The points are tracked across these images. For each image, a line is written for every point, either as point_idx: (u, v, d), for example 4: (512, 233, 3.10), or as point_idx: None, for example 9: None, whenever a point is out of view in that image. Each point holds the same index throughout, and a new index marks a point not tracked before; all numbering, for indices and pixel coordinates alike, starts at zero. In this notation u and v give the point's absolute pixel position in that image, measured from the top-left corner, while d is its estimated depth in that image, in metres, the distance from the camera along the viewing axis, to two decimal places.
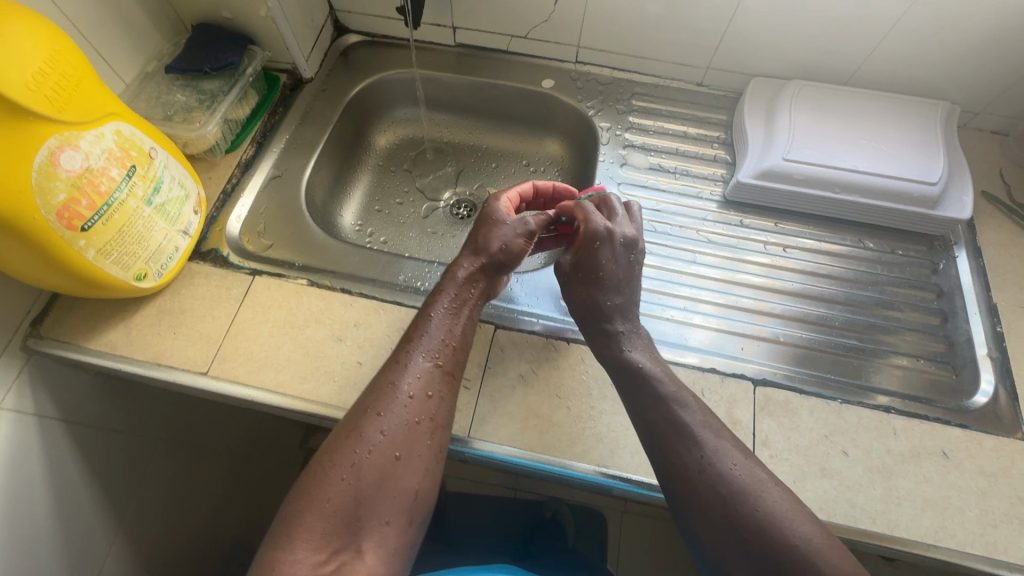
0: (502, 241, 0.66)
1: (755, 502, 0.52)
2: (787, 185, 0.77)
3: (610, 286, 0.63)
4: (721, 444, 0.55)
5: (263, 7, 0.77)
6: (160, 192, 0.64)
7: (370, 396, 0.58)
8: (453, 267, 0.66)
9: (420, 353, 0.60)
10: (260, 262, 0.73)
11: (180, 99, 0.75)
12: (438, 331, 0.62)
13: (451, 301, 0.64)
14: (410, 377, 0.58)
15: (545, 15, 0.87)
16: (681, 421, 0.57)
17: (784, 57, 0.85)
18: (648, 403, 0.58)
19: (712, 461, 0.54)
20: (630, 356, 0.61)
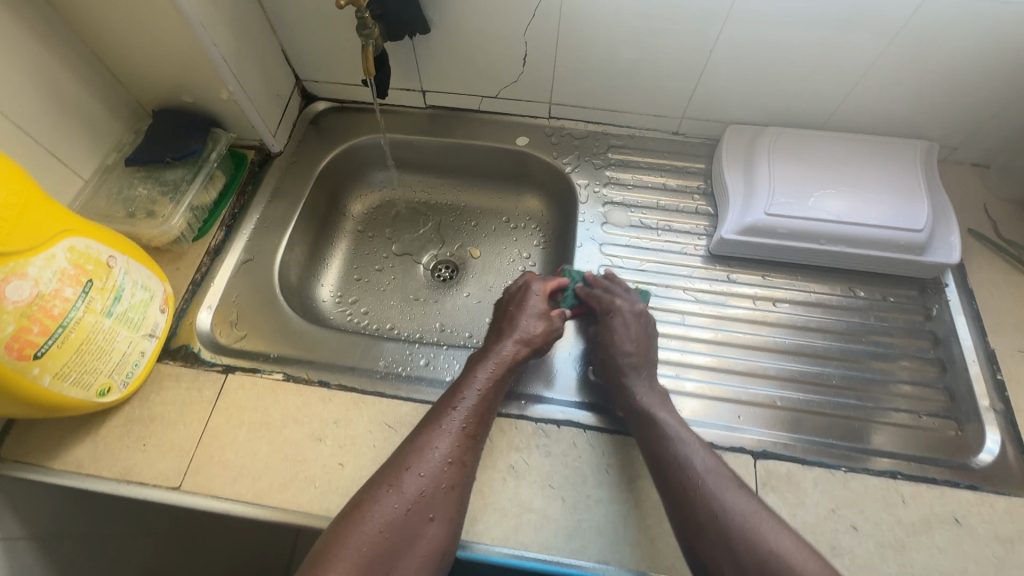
0: (530, 331, 0.70)
1: (755, 540, 0.52)
2: (772, 239, 0.75)
3: (637, 349, 0.68)
4: (723, 480, 0.56)
5: (225, 91, 0.75)
6: (122, 300, 0.61)
7: (407, 453, 0.58)
8: (495, 347, 0.68)
9: (460, 416, 0.60)
10: (234, 357, 0.70)
11: (142, 193, 0.72)
12: (476, 398, 0.62)
13: (492, 375, 0.65)
14: (448, 440, 0.59)
15: (514, 75, 0.86)
16: (685, 459, 0.58)
17: (758, 105, 0.84)
18: (660, 439, 0.60)
19: (713, 498, 0.55)
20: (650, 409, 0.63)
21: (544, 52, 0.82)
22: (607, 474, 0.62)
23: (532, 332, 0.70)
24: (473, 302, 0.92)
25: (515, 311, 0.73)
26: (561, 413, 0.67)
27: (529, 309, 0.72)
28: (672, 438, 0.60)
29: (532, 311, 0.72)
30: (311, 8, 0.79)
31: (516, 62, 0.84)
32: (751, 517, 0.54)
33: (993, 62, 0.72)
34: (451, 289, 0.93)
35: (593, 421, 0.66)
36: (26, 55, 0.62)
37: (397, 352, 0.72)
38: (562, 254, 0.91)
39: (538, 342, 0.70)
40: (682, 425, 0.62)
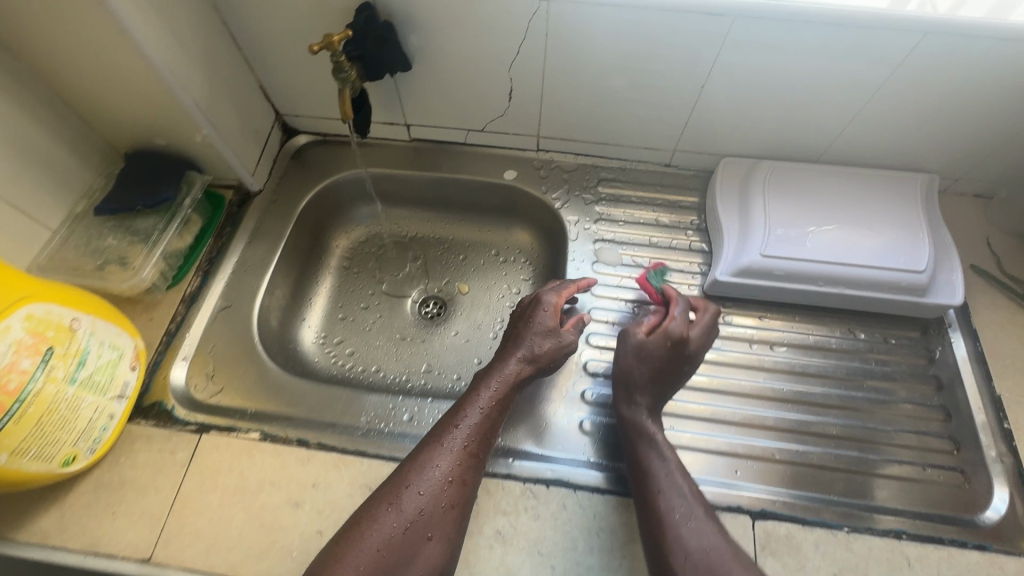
0: (539, 346, 0.68)
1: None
2: (768, 282, 0.73)
3: (657, 371, 0.66)
4: (713, 529, 0.55)
5: (198, 134, 0.72)
6: (86, 363, 0.58)
7: (409, 468, 0.57)
8: (500, 364, 0.66)
9: (460, 435, 0.60)
10: (209, 413, 0.68)
11: (113, 243, 0.70)
12: (478, 416, 0.61)
13: (495, 394, 0.63)
14: (450, 458, 0.58)
15: (501, 109, 0.83)
16: (675, 503, 0.56)
17: (752, 138, 0.81)
18: (653, 479, 0.58)
19: (702, 547, 0.53)
20: (643, 423, 0.63)
21: (530, 88, 0.78)
22: (598, 538, 0.59)
23: (539, 349, 0.67)
24: (462, 341, 0.89)
25: (524, 323, 0.70)
26: (551, 470, 0.64)
27: (543, 317, 0.70)
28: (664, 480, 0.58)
29: (540, 325, 0.69)
30: (287, 45, 0.76)
31: (501, 98, 0.81)
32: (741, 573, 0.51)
33: (997, 97, 0.69)
34: (439, 327, 0.90)
35: (587, 476, 0.64)
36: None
37: (380, 405, 0.69)
38: None
39: (544, 359, 0.67)
40: (677, 465, 0.60)
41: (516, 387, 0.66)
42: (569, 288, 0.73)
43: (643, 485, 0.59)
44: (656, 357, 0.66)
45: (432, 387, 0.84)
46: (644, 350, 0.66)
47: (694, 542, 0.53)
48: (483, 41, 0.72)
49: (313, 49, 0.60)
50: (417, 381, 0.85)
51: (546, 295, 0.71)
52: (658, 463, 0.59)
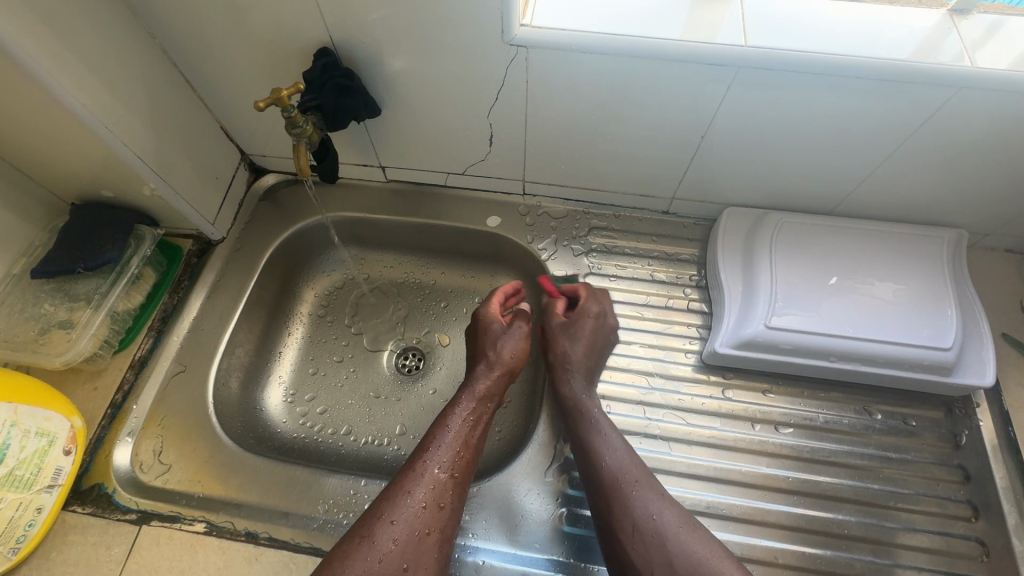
0: (505, 352, 0.69)
1: (692, 558, 0.52)
2: (774, 355, 0.65)
3: (584, 344, 0.68)
4: (659, 497, 0.56)
5: (145, 186, 0.66)
6: (7, 459, 0.52)
7: (380, 503, 0.55)
8: (470, 382, 0.67)
9: (433, 460, 0.58)
10: (151, 496, 0.62)
11: (51, 309, 0.64)
12: (454, 438, 0.61)
13: (468, 412, 0.63)
14: (423, 486, 0.56)
15: (482, 155, 0.75)
16: (622, 474, 0.58)
17: (758, 189, 0.73)
18: (601, 461, 0.59)
19: (649, 514, 0.55)
20: (584, 403, 0.64)
21: (511, 136, 0.71)
22: None
23: (504, 358, 0.69)
24: (441, 401, 0.82)
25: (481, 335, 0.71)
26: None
27: (490, 327, 0.71)
28: (609, 453, 0.60)
29: (500, 337, 0.70)
30: (245, 87, 0.69)
31: (481, 144, 0.73)
32: (687, 536, 0.54)
33: None
34: (417, 383, 0.83)
35: None
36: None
37: (340, 488, 0.63)
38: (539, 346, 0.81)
39: (513, 364, 0.69)
40: (622, 438, 0.62)
41: (491, 400, 0.66)
42: (496, 294, 0.75)
43: (589, 459, 0.60)
44: (584, 334, 0.68)
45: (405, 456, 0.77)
46: (559, 327, 0.70)
47: (642, 511, 0.55)
48: (456, 87, 0.64)
49: (257, 105, 0.53)
50: (390, 447, 0.78)
51: (487, 307, 0.73)
52: (603, 440, 0.61)
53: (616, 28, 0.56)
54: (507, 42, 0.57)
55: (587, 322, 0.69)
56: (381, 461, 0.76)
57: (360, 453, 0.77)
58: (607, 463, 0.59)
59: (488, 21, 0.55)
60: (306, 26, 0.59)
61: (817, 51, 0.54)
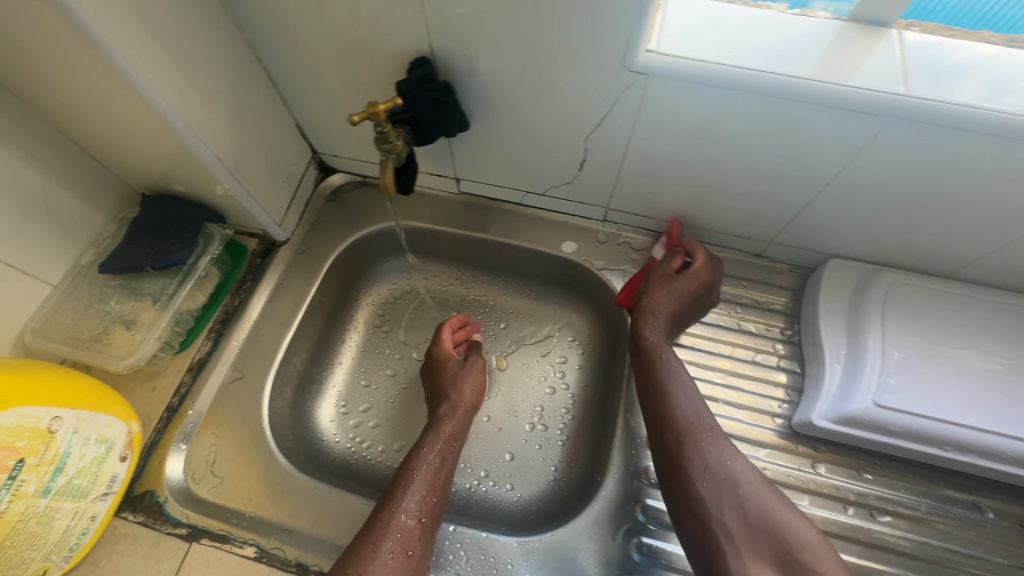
0: (467, 391, 0.69)
1: (764, 503, 0.54)
2: (878, 436, 0.59)
3: (680, 303, 0.66)
4: (730, 442, 0.58)
5: (219, 186, 0.63)
6: (66, 468, 0.50)
7: (348, 556, 0.53)
8: (434, 423, 0.65)
9: (401, 508, 0.56)
10: (202, 510, 0.60)
11: (117, 307, 0.62)
12: (422, 482, 0.59)
13: (435, 454, 0.62)
14: (391, 535, 0.54)
15: (568, 178, 0.69)
16: (696, 422, 0.58)
17: (873, 245, 0.66)
18: (677, 415, 0.59)
19: (723, 460, 0.56)
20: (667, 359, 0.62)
21: (604, 163, 0.65)
22: None
23: (467, 399, 0.68)
24: (494, 429, 0.77)
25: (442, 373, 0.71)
26: None
27: (446, 364, 0.72)
28: (685, 402, 0.59)
29: (467, 380, 0.70)
30: (328, 89, 0.65)
31: (570, 168, 0.67)
32: (759, 484, 0.55)
33: None
34: None
35: None
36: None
37: None
38: (606, 387, 0.77)
39: (473, 403, 0.69)
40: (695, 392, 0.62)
41: (455, 440, 0.65)
42: (448, 330, 0.76)
43: (660, 407, 0.60)
44: (677, 285, 0.67)
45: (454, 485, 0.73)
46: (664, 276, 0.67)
47: (717, 458, 0.56)
48: (557, 109, 0.59)
49: (352, 120, 0.49)
50: None
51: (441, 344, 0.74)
52: (681, 395, 0.60)
53: (753, 61, 0.50)
54: (626, 68, 0.51)
55: (693, 283, 0.67)
56: None
57: None
58: (678, 410, 0.59)
59: (609, 45, 0.50)
60: (406, 33, 0.54)
61: (989, 107, 0.47)
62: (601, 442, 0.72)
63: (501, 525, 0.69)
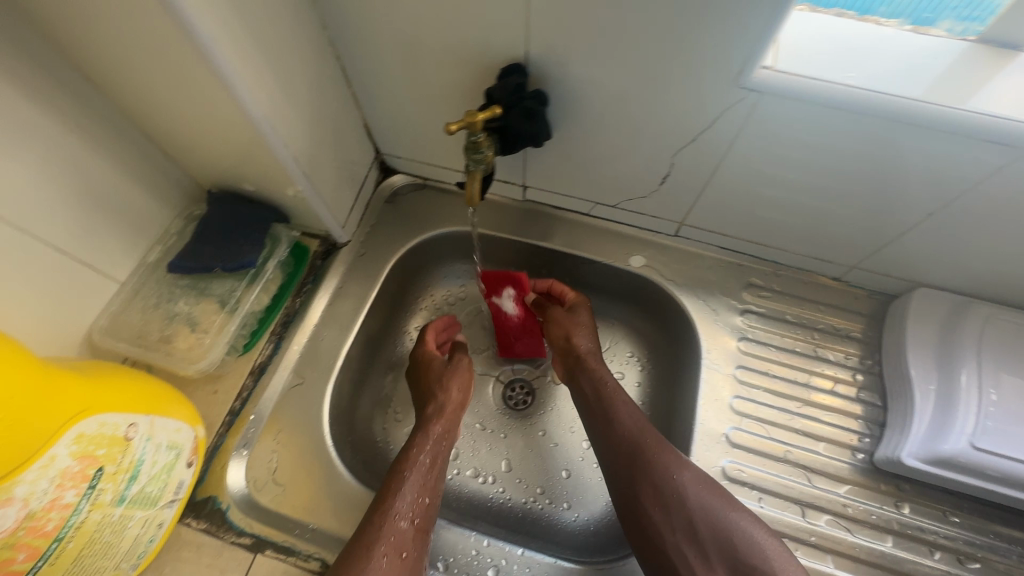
0: (456, 390, 0.67)
1: (711, 507, 0.56)
2: (973, 479, 0.57)
3: (589, 331, 0.71)
4: (673, 452, 0.59)
5: (291, 187, 0.61)
6: (140, 476, 0.49)
7: (344, 560, 0.52)
8: (422, 424, 0.64)
9: (393, 510, 0.55)
10: (266, 520, 0.59)
11: (184, 308, 0.61)
12: (414, 485, 0.58)
13: (426, 457, 0.61)
14: (384, 538, 0.53)
15: (646, 191, 0.67)
16: (642, 440, 0.60)
17: (971, 276, 0.62)
18: (622, 439, 0.61)
19: (669, 476, 0.57)
20: (611, 390, 0.65)
21: (689, 178, 0.62)
22: None
23: (457, 400, 0.67)
24: (550, 444, 0.75)
25: (428, 373, 0.69)
26: None
27: (432, 362, 0.70)
28: (627, 420, 0.62)
29: (457, 379, 0.68)
30: (405, 90, 0.63)
31: (651, 181, 0.65)
32: (706, 490, 0.57)
33: None
34: (525, 421, 0.77)
35: None
36: (43, 144, 0.50)
37: (458, 542, 0.60)
38: (667, 404, 0.72)
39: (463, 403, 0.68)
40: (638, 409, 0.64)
41: (445, 438, 0.64)
42: (431, 331, 0.74)
43: (607, 432, 0.62)
44: (583, 320, 0.71)
45: (508, 500, 0.71)
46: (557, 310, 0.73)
47: (662, 475, 0.58)
48: (649, 122, 0.56)
49: (450, 130, 0.48)
50: (494, 487, 0.72)
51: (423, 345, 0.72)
52: (624, 415, 0.62)
53: (876, 84, 0.47)
54: (738, 84, 0.49)
55: (585, 309, 0.73)
56: (486, 503, 0.71)
57: (462, 489, 0.72)
58: (622, 433, 0.61)
59: (723, 58, 0.47)
60: (503, 37, 0.51)
61: None
62: None
63: (565, 549, 0.67)
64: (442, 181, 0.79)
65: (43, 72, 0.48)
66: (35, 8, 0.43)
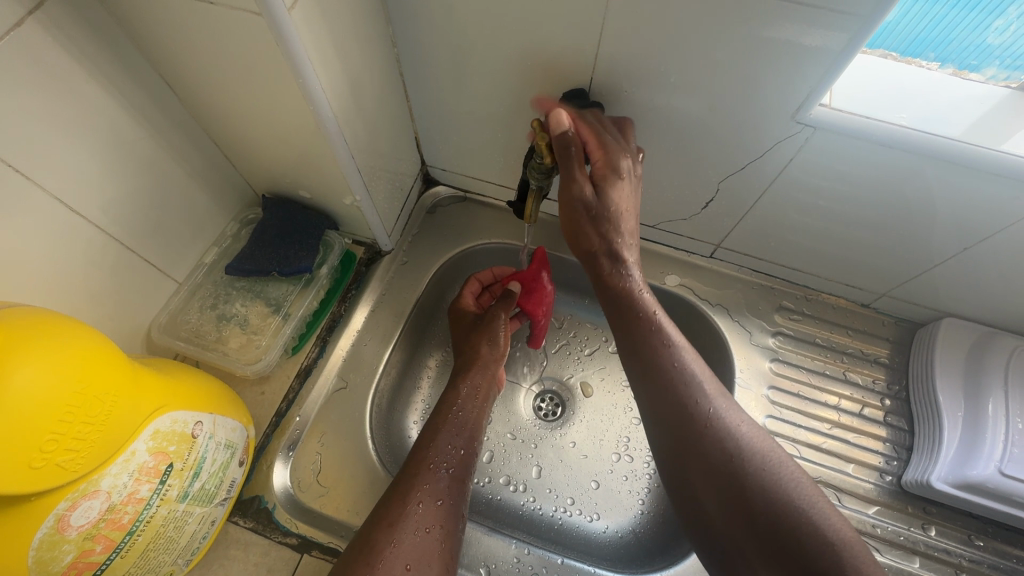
0: (488, 340, 0.70)
1: (776, 475, 0.48)
2: (999, 503, 0.60)
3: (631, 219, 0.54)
4: (727, 417, 0.51)
5: (349, 197, 0.63)
6: (202, 473, 0.49)
7: (382, 506, 0.53)
8: (453, 386, 0.67)
9: (427, 462, 0.57)
10: (311, 522, 0.60)
11: (240, 309, 0.64)
12: (448, 438, 0.60)
13: (459, 417, 0.63)
14: (420, 484, 0.55)
15: (688, 213, 0.69)
16: (691, 404, 0.52)
17: (998, 309, 0.64)
18: (670, 395, 0.52)
19: (724, 446, 0.50)
20: (653, 320, 0.55)
21: (732, 203, 0.65)
22: None
23: (499, 347, 0.71)
24: (580, 456, 0.76)
25: (461, 328, 0.74)
26: None
27: (462, 320, 0.74)
28: (672, 372, 0.53)
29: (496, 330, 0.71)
30: (462, 109, 0.65)
31: (694, 205, 0.67)
32: (769, 459, 0.49)
33: None
34: (556, 432, 0.78)
35: None
36: (121, 148, 0.51)
37: (499, 550, 0.63)
38: None
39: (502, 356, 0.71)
40: (686, 350, 0.55)
41: (477, 395, 0.66)
42: (472, 284, 0.77)
43: (651, 384, 0.54)
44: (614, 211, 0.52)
45: (540, 509, 0.73)
46: (607, 225, 0.53)
47: (718, 446, 0.50)
48: (701, 149, 0.59)
49: (534, 125, 0.52)
50: (524, 496, 0.73)
51: (460, 299, 0.76)
52: (668, 361, 0.54)
53: (926, 126, 0.50)
54: (794, 120, 0.52)
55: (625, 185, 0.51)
56: (517, 511, 0.72)
57: (494, 496, 0.73)
58: (670, 388, 0.53)
59: (783, 94, 0.50)
60: (570, 65, 0.54)
61: None
62: None
63: (600, 561, 0.68)
64: (483, 194, 0.81)
65: (132, 81, 0.50)
66: (137, 23, 0.46)
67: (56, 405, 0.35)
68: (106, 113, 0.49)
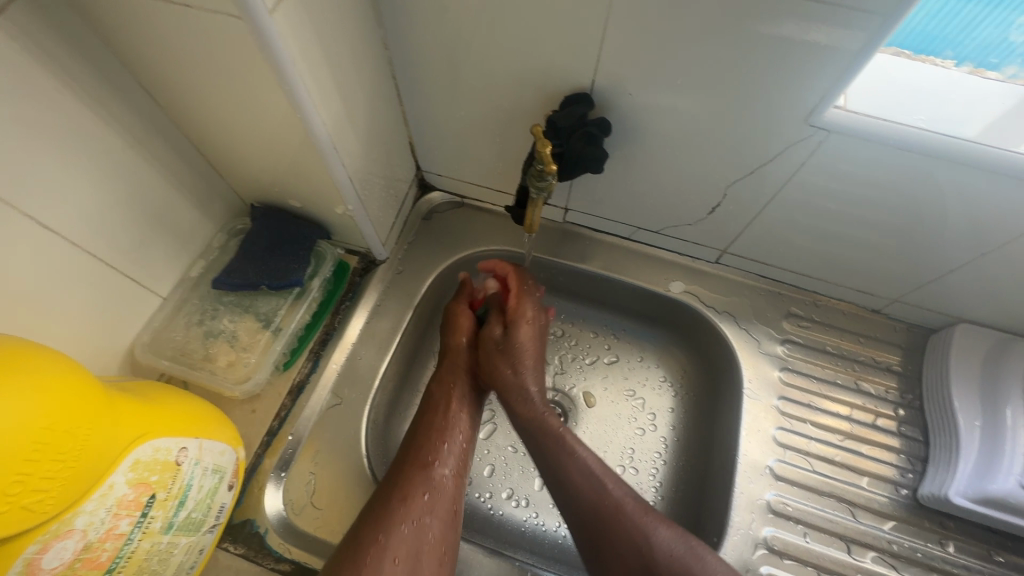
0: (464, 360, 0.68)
1: None
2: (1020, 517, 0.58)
3: (534, 358, 0.66)
4: (640, 519, 0.55)
5: (341, 207, 0.60)
6: (188, 501, 0.47)
7: (367, 526, 0.53)
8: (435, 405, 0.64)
9: (411, 493, 0.55)
10: (305, 546, 0.57)
11: (229, 325, 0.62)
12: (425, 479, 0.57)
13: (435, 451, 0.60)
14: (405, 511, 0.54)
15: (693, 219, 0.67)
16: (602, 506, 0.56)
17: (1015, 316, 0.62)
18: (584, 496, 0.57)
19: (639, 546, 0.54)
20: (563, 435, 0.61)
21: (740, 208, 0.63)
22: None
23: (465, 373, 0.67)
24: None
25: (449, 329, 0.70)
26: None
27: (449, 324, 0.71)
28: (582, 478, 0.58)
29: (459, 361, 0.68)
30: (458, 112, 0.62)
31: (700, 210, 0.65)
32: (682, 555, 0.53)
33: None
34: None
35: None
36: (99, 161, 0.49)
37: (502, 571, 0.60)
38: (704, 433, 0.72)
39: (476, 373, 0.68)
40: (593, 458, 0.60)
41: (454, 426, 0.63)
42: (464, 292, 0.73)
43: (564, 491, 0.58)
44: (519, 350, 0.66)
45: (542, 526, 0.70)
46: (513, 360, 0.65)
47: (631, 545, 0.54)
48: (709, 153, 0.56)
49: (534, 131, 0.48)
50: (526, 513, 0.71)
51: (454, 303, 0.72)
52: (576, 469, 0.58)
53: (946, 128, 0.47)
54: (806, 123, 0.49)
55: (525, 327, 0.66)
56: (519, 528, 0.70)
57: (495, 513, 0.70)
58: (583, 493, 0.57)
59: (794, 97, 0.47)
60: (572, 67, 0.51)
61: None
62: (708, 499, 0.66)
63: None
64: (480, 199, 0.78)
65: (109, 90, 0.47)
66: (112, 29, 0.43)
67: (22, 443, 0.33)
68: (82, 124, 0.46)
